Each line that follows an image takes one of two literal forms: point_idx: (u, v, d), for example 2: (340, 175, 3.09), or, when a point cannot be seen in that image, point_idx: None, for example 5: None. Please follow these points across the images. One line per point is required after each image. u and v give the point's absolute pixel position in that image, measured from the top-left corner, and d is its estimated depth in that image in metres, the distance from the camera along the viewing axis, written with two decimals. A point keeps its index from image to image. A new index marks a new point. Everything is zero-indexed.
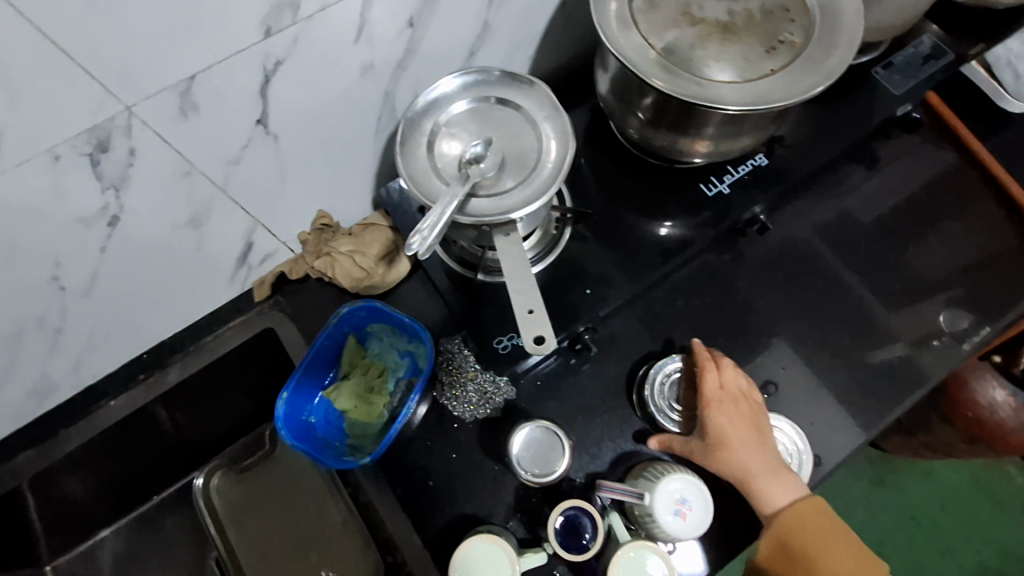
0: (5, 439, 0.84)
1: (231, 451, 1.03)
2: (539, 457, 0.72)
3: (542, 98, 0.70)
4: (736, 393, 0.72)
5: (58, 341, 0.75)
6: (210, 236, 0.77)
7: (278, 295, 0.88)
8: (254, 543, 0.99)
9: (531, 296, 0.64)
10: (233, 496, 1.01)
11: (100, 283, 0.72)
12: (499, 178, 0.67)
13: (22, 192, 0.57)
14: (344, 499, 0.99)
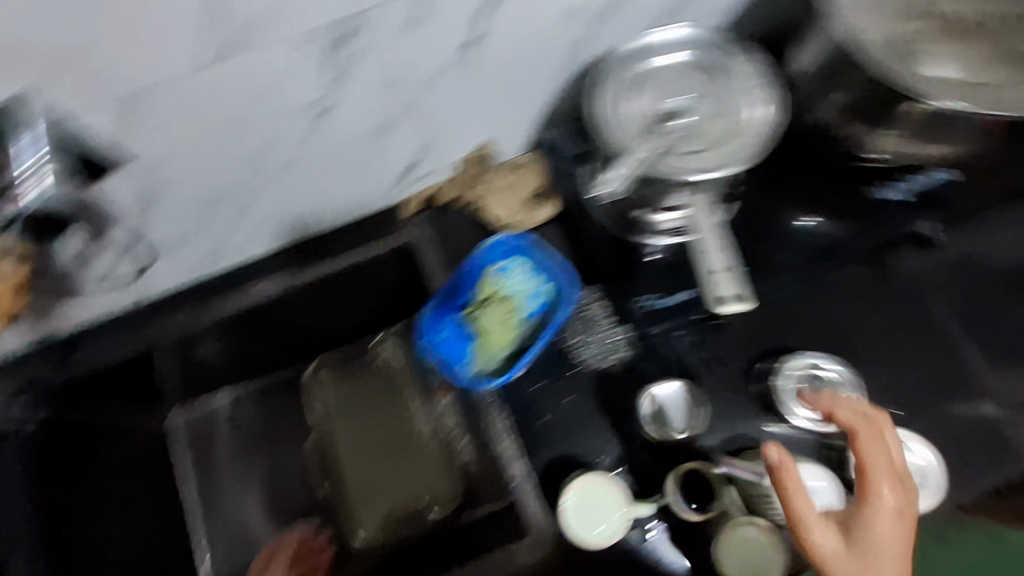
0: (153, 300, 0.86)
1: (341, 351, 1.11)
2: (671, 416, 0.75)
3: (752, 69, 0.70)
4: (901, 482, 0.63)
5: (238, 218, 0.77)
6: (390, 147, 0.77)
7: (421, 213, 0.89)
8: (349, 439, 1.06)
9: (718, 257, 0.69)
10: (335, 394, 1.08)
11: (288, 173, 0.73)
12: (692, 139, 0.67)
13: (263, 68, 0.57)
14: (436, 417, 1.06)
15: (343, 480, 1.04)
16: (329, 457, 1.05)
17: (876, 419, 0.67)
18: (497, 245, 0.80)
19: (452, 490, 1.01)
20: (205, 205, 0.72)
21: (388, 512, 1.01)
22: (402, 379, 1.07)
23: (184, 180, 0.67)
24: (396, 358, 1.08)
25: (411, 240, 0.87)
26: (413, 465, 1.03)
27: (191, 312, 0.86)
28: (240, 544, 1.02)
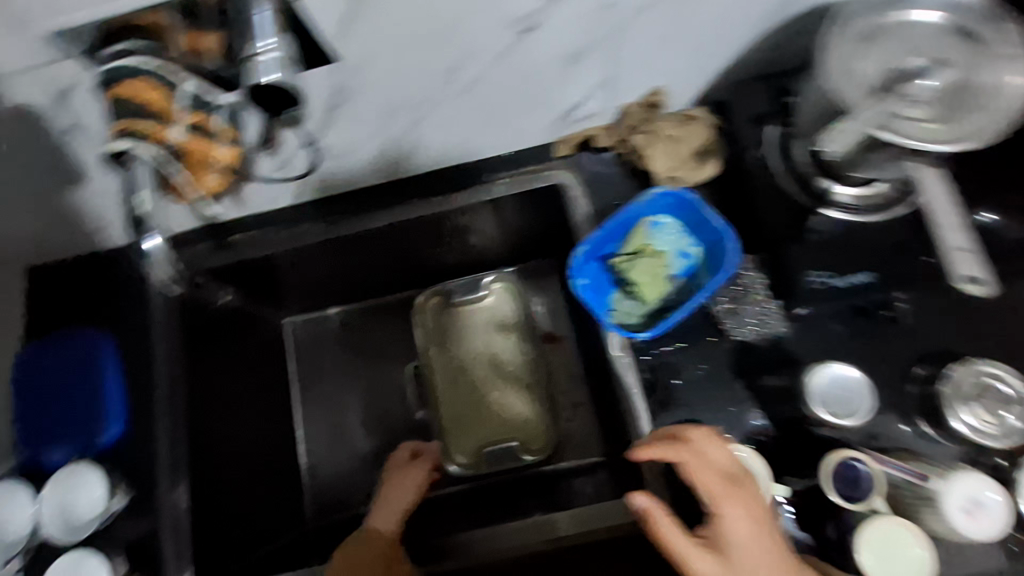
0: (304, 203, 0.89)
1: (452, 284, 1.11)
2: (841, 400, 0.70)
3: (1012, 35, 0.62)
4: (724, 475, 0.64)
5: (407, 133, 0.76)
6: (574, 79, 0.73)
7: (576, 155, 0.86)
8: (450, 369, 1.09)
9: (958, 235, 0.60)
10: (443, 326, 1.10)
11: (471, 93, 0.70)
12: (932, 106, 0.61)
13: None
14: (536, 364, 1.08)
15: (442, 410, 1.06)
16: (430, 386, 1.07)
17: (729, 465, 0.65)
18: (661, 196, 0.76)
19: (545, 435, 1.04)
20: (386, 113, 0.70)
21: (483, 449, 1.04)
22: (507, 323, 1.11)
23: (378, 83, 0.65)
24: (504, 301, 1.11)
25: (563, 183, 0.85)
26: (511, 406, 1.06)
27: (342, 220, 0.88)
28: (339, 453, 1.06)
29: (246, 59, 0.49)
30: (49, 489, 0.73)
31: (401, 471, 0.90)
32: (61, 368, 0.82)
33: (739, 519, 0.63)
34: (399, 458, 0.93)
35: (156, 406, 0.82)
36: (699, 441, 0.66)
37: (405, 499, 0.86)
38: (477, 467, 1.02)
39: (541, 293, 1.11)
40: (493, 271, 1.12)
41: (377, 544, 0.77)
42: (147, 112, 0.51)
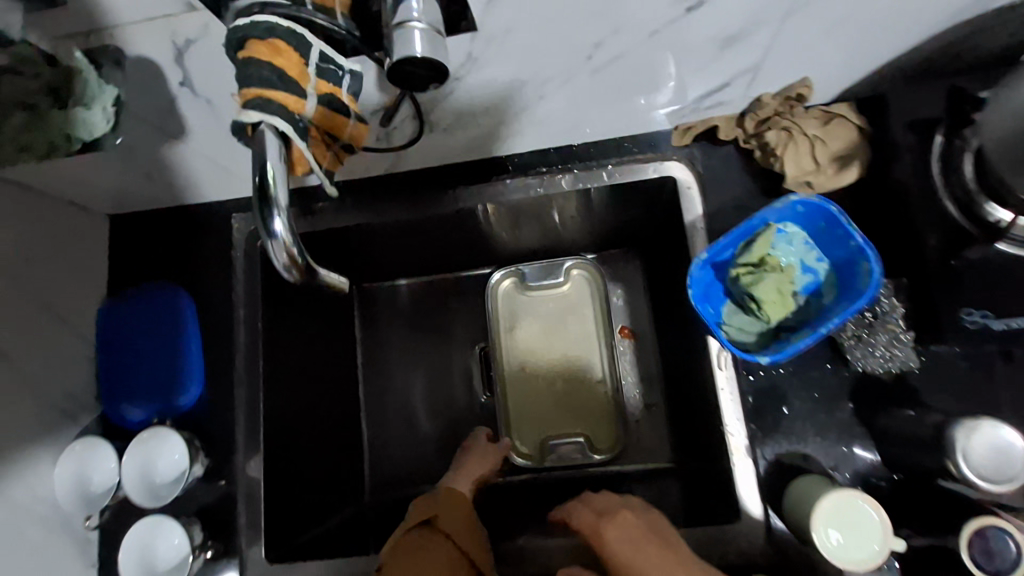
0: (392, 176, 0.83)
1: (530, 266, 1.05)
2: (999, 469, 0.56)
3: None
4: (602, 508, 0.70)
5: (525, 109, 0.69)
6: (721, 65, 0.65)
7: (694, 148, 0.79)
8: (519, 356, 1.04)
9: None
10: (517, 311, 1.05)
11: (607, 73, 0.63)
12: None
13: None
14: (609, 360, 1.03)
15: (510, 398, 1.03)
16: (500, 372, 1.03)
17: (609, 505, 0.70)
18: (799, 204, 0.69)
19: (612, 435, 1.00)
20: (512, 85, 0.63)
21: (548, 440, 1.01)
22: (582, 314, 1.05)
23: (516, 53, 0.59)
24: (581, 290, 1.05)
25: (680, 179, 0.77)
26: (580, 400, 1.02)
27: (433, 196, 0.82)
28: (403, 429, 1.05)
29: (399, 24, 0.44)
30: (129, 453, 0.73)
31: (479, 448, 0.94)
32: (145, 325, 0.80)
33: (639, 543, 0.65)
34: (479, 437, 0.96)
35: (235, 372, 0.80)
36: (590, 502, 0.72)
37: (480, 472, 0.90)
38: (539, 463, 1.00)
39: (620, 287, 1.06)
40: (573, 257, 1.05)
41: (453, 496, 0.78)
42: (278, 75, 0.45)
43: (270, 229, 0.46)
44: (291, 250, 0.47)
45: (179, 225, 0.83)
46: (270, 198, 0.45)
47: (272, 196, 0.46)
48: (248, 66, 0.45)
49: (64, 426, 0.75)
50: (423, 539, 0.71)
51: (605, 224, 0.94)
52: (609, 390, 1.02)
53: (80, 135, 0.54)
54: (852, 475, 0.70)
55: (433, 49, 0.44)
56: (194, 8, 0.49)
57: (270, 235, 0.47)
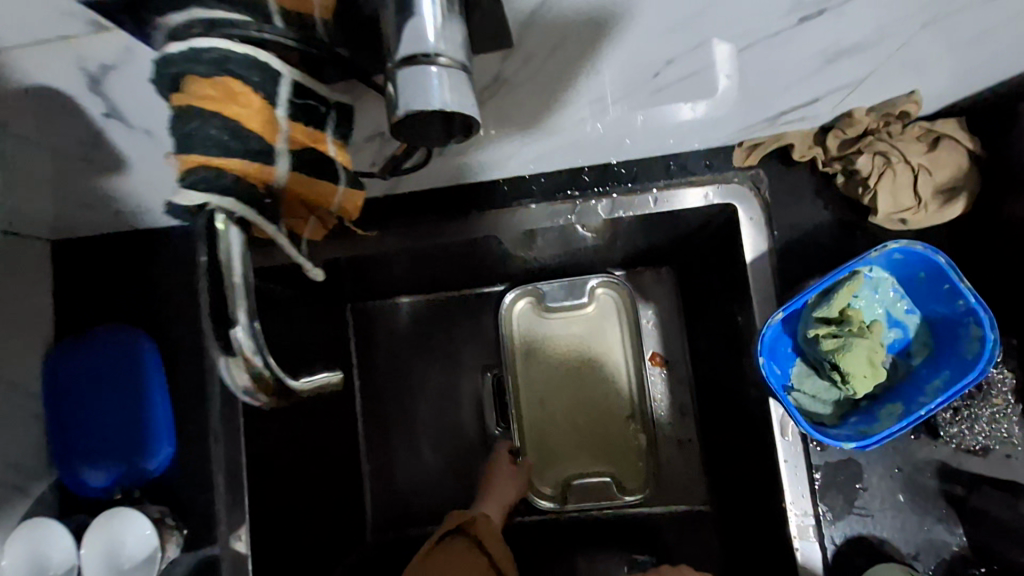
0: (392, 199, 0.67)
1: (550, 283, 0.91)
2: None
3: None
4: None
5: (567, 132, 0.55)
6: (818, 81, 0.51)
7: (758, 168, 0.65)
8: (535, 385, 0.93)
9: None
10: (533, 337, 0.92)
11: (674, 92, 0.49)
12: None
13: None
14: (636, 392, 0.91)
15: (525, 433, 0.92)
16: (513, 404, 0.91)
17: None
18: (898, 252, 0.55)
19: (642, 475, 0.90)
20: (551, 108, 0.50)
21: (572, 480, 0.91)
22: (607, 340, 0.92)
23: (561, 72, 0.44)
24: (607, 313, 0.92)
25: (740, 213, 0.64)
26: (606, 436, 0.91)
27: (441, 222, 0.68)
28: (408, 466, 0.94)
29: (407, 59, 0.30)
30: (89, 537, 0.63)
31: (503, 468, 0.87)
32: (102, 377, 0.68)
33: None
34: (504, 454, 0.89)
35: (213, 432, 0.68)
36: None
37: (507, 496, 0.84)
38: (562, 505, 0.89)
39: (651, 308, 0.93)
40: (596, 274, 0.91)
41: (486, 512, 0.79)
42: (232, 130, 0.31)
43: (228, 344, 0.32)
44: (256, 367, 0.33)
45: (137, 254, 0.69)
46: (228, 305, 0.32)
47: (228, 278, 0.32)
48: (190, 118, 0.31)
49: (13, 502, 0.64)
50: (459, 548, 0.72)
51: (641, 245, 0.80)
52: (638, 426, 0.91)
53: None
54: (936, 563, 0.59)
55: (457, 93, 0.30)
56: (109, 29, 0.32)
57: (227, 350, 0.33)
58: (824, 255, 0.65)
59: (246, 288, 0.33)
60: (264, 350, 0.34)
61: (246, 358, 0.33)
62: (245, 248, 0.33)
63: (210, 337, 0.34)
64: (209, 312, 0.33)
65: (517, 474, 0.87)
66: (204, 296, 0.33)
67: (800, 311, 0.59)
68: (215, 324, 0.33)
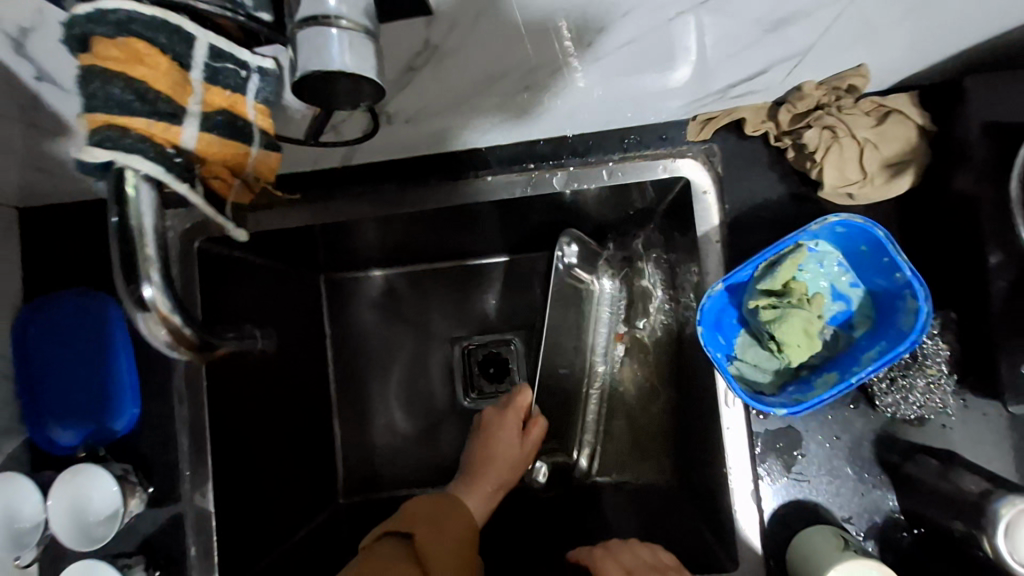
0: (351, 169, 0.68)
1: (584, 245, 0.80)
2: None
3: None
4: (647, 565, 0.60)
5: (513, 98, 0.55)
6: (761, 51, 0.51)
7: (712, 142, 0.65)
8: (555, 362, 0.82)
9: None
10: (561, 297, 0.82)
11: (614, 59, 0.50)
12: None
13: None
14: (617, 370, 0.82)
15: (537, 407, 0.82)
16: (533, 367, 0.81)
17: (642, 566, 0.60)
18: (839, 225, 0.56)
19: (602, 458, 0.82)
20: (489, 75, 0.49)
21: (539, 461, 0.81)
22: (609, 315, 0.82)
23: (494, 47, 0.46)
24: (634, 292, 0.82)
25: (695, 183, 0.64)
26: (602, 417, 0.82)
27: (398, 191, 0.69)
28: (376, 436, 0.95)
29: (308, 19, 0.31)
30: (55, 490, 0.65)
31: (507, 440, 0.77)
32: (67, 339, 0.69)
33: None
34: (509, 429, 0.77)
35: (176, 393, 0.69)
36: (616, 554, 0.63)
37: (502, 478, 0.76)
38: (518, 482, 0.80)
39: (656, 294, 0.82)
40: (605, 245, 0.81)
41: (436, 505, 0.69)
42: (137, 91, 0.33)
43: (136, 299, 0.34)
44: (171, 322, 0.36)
45: (99, 221, 0.70)
46: (140, 263, 0.34)
47: (141, 251, 0.34)
48: (94, 78, 0.32)
49: None
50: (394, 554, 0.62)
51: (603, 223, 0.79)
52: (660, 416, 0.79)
53: None
54: (869, 527, 0.61)
55: (356, 56, 0.32)
56: None
57: (140, 306, 0.35)
58: (774, 229, 0.65)
59: (158, 259, 0.35)
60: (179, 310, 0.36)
61: (162, 318, 0.36)
62: (157, 219, 0.35)
63: (123, 294, 0.36)
64: (120, 267, 0.34)
65: (521, 452, 0.77)
66: (114, 252, 0.35)
67: (744, 283, 0.59)
68: (126, 279, 0.35)
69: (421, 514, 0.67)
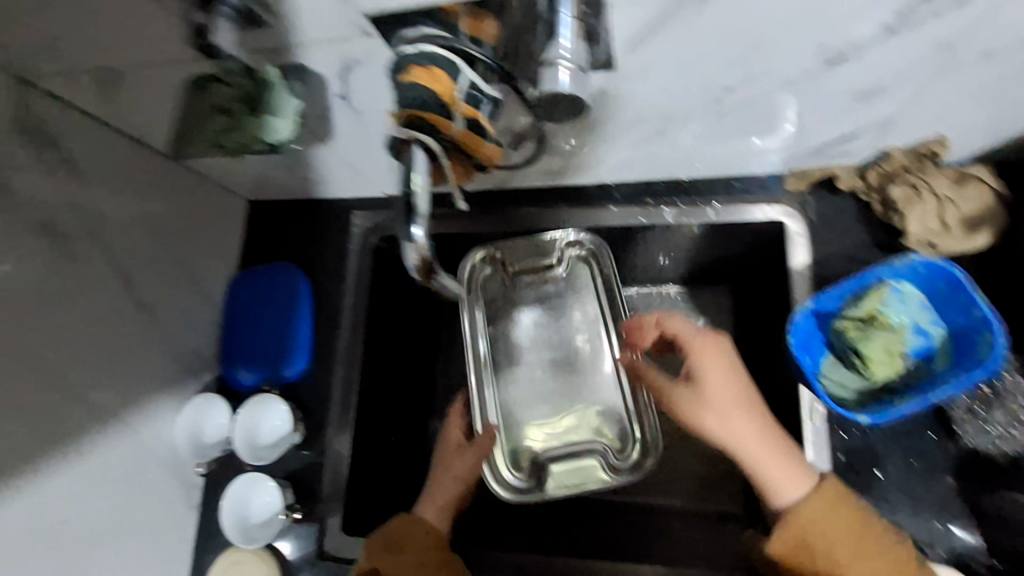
0: (504, 193, 0.86)
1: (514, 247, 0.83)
2: None
3: None
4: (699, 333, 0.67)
5: (647, 141, 0.70)
6: (854, 115, 0.63)
7: (808, 194, 0.77)
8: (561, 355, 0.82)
9: None
10: (503, 337, 0.83)
11: (733, 115, 0.64)
12: None
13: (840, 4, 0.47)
14: None
15: (503, 432, 0.79)
16: (496, 387, 0.81)
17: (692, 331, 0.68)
18: (920, 264, 0.65)
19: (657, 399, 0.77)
20: (635, 121, 0.65)
21: (547, 462, 0.77)
22: (606, 261, 0.81)
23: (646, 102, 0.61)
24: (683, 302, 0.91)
25: (790, 228, 0.76)
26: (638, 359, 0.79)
27: (534, 212, 0.84)
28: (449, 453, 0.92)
29: (547, 62, 0.48)
30: (243, 410, 0.83)
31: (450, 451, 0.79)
32: (265, 299, 0.88)
33: (822, 510, 0.58)
34: (451, 433, 0.80)
35: (337, 353, 0.86)
36: (669, 324, 0.69)
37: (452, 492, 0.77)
38: (539, 492, 0.75)
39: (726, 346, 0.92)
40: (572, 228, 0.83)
41: (398, 525, 0.71)
42: (436, 99, 0.50)
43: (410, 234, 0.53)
44: (424, 253, 0.55)
45: (304, 214, 0.91)
46: (416, 211, 0.52)
47: (417, 208, 0.52)
48: (408, 87, 0.50)
49: (189, 380, 0.85)
50: None
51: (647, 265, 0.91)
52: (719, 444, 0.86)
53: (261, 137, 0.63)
54: (948, 554, 0.66)
55: (575, 86, 0.48)
56: (370, 36, 0.52)
57: (408, 240, 0.54)
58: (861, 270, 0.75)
59: (426, 213, 0.53)
60: (429, 243, 0.55)
61: (419, 247, 0.54)
62: (429, 188, 0.52)
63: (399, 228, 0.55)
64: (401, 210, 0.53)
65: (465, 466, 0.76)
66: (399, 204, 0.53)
67: (832, 310, 0.69)
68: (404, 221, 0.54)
69: (384, 547, 0.69)
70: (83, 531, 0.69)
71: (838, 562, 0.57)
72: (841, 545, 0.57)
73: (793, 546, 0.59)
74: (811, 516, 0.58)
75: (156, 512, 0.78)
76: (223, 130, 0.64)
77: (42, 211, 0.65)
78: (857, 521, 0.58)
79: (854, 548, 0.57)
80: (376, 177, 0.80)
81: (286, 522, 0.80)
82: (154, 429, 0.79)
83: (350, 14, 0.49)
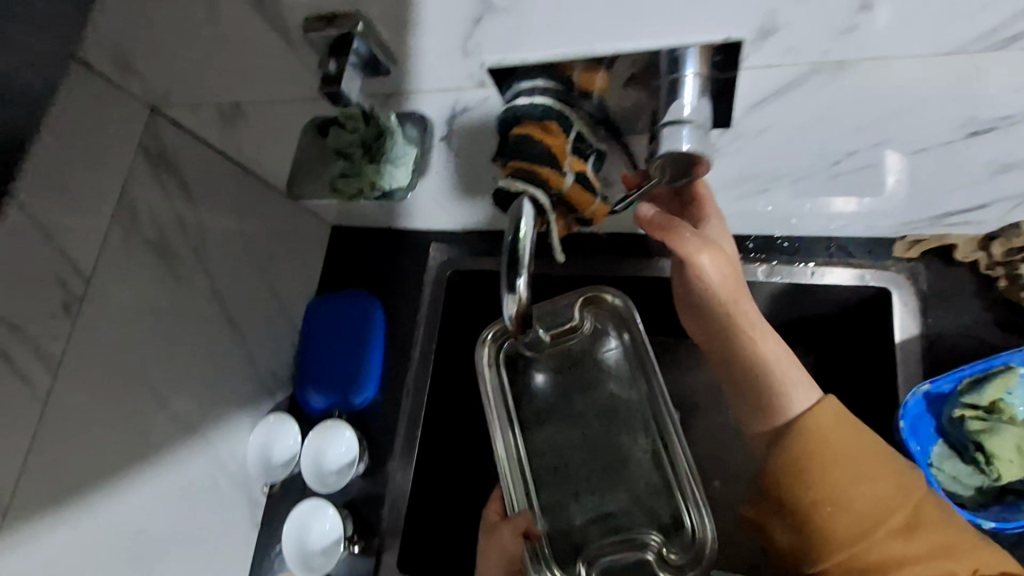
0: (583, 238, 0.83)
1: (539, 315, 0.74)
2: None
3: None
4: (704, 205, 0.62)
5: (747, 200, 0.67)
6: (987, 187, 0.59)
7: (919, 262, 0.72)
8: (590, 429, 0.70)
9: None
10: (529, 421, 0.71)
11: (848, 181, 0.60)
12: None
13: (996, 77, 0.44)
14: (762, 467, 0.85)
15: (543, 523, 0.67)
16: (528, 478, 0.69)
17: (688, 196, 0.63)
18: None
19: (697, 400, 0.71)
20: (739, 179, 0.62)
21: (598, 557, 0.64)
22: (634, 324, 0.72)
23: (754, 162, 0.59)
24: None
25: (896, 298, 0.71)
26: (677, 433, 0.66)
27: (617, 260, 0.79)
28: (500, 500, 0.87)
29: (670, 122, 0.47)
30: (310, 438, 0.84)
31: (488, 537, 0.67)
32: (338, 325, 0.89)
33: (829, 427, 0.56)
34: (489, 515, 0.71)
35: (407, 385, 0.85)
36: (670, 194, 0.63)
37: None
38: None
39: None
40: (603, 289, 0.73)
41: None
42: (552, 156, 0.50)
43: (513, 286, 0.52)
44: (522, 303, 0.54)
45: (383, 243, 0.93)
46: (520, 264, 0.51)
47: (521, 261, 0.51)
48: (522, 142, 0.50)
49: (263, 399, 0.87)
50: None
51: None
52: None
53: (382, 184, 0.63)
54: None
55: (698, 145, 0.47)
56: (486, 86, 0.53)
57: (510, 290, 0.53)
58: (978, 351, 0.69)
59: (529, 266, 0.52)
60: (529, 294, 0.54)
61: (518, 298, 0.53)
62: (535, 240, 0.51)
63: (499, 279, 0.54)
64: (505, 265, 0.52)
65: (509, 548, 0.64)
66: (503, 257, 0.52)
67: (946, 395, 0.65)
68: (506, 275, 0.52)
69: None
70: (163, 539, 0.70)
71: (850, 492, 0.53)
72: (848, 465, 0.54)
73: (797, 474, 0.55)
74: (815, 428, 0.56)
75: (224, 529, 0.79)
76: (342, 175, 0.64)
77: (157, 229, 0.69)
78: (866, 444, 0.55)
79: (857, 472, 0.54)
80: (461, 215, 0.81)
81: (344, 554, 0.80)
82: (229, 446, 0.81)
83: (471, 66, 0.50)
